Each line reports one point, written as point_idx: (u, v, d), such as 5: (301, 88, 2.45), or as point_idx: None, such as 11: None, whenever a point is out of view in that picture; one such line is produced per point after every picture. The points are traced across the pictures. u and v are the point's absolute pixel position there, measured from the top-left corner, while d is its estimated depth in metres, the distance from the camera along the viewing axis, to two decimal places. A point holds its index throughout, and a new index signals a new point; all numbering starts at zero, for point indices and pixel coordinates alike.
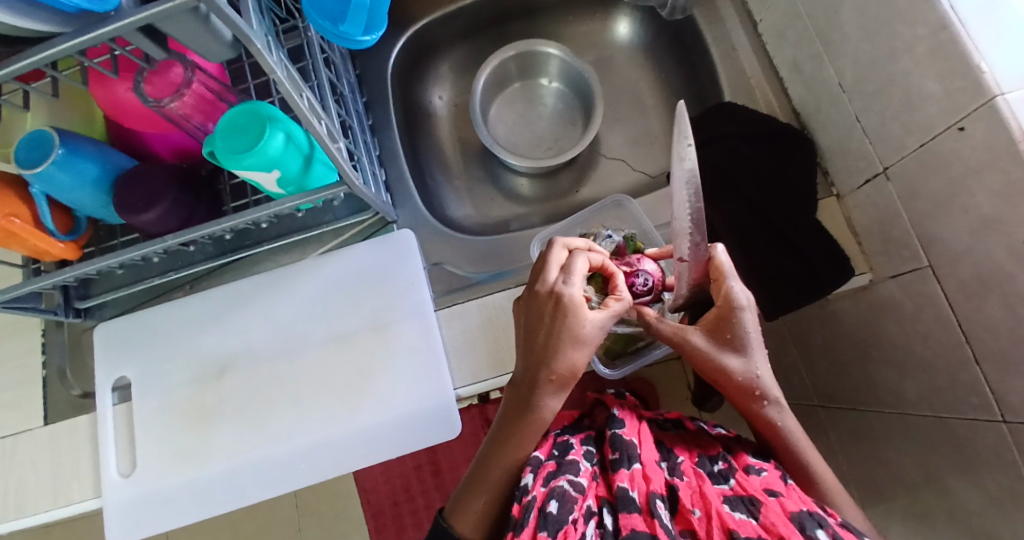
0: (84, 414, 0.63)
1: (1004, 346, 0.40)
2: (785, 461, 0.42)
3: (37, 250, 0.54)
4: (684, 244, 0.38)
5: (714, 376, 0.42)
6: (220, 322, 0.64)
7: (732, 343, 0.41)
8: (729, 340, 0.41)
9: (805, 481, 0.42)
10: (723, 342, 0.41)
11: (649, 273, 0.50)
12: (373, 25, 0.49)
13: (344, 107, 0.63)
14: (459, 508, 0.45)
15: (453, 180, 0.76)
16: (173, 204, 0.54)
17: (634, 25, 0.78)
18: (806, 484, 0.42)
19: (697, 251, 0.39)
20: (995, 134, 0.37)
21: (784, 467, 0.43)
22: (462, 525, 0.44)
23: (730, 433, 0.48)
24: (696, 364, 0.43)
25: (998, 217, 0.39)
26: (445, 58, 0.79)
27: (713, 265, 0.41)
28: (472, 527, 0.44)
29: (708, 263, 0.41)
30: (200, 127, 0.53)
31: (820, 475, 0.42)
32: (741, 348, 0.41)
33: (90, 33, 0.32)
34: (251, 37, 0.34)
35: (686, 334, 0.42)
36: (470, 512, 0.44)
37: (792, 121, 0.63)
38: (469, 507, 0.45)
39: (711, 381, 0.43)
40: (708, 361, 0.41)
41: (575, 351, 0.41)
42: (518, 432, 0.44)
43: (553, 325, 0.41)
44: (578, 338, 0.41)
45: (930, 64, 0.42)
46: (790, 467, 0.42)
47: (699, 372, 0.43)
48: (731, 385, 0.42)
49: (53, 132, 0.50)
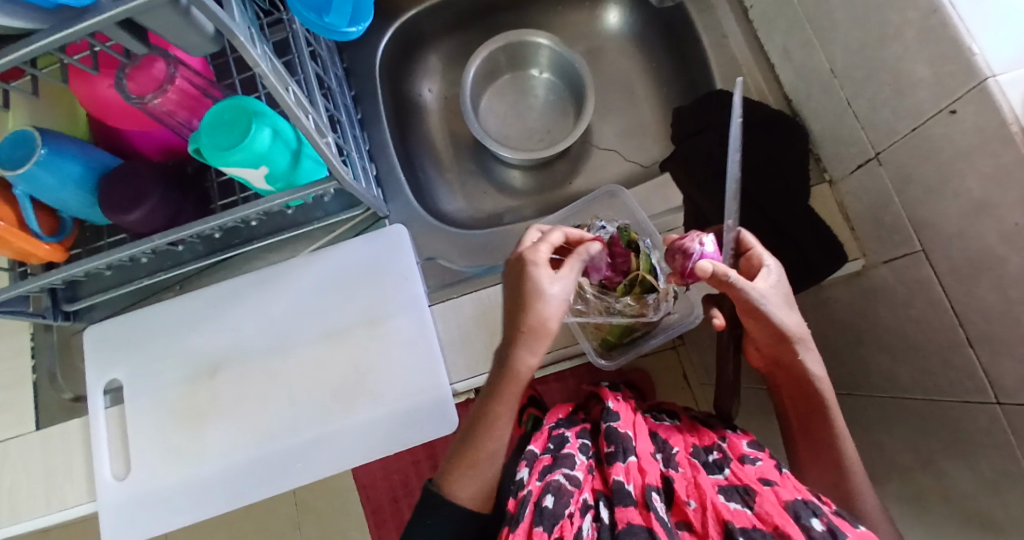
0: (75, 417, 0.62)
1: (996, 329, 0.40)
2: (813, 430, 0.45)
3: (21, 252, 0.52)
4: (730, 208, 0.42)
5: (778, 334, 0.43)
6: (210, 321, 0.63)
7: (786, 300, 0.43)
8: (785, 298, 0.43)
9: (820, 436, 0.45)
10: (781, 298, 0.43)
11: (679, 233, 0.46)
12: (358, 17, 0.48)
13: (331, 100, 0.62)
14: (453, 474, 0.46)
15: (445, 174, 0.76)
16: (160, 202, 0.53)
17: (624, 14, 0.77)
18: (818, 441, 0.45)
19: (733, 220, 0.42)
20: (985, 116, 0.37)
21: (806, 423, 0.45)
22: (460, 492, 0.45)
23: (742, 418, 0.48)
24: (760, 322, 0.42)
25: (988, 200, 0.39)
26: (434, 50, 0.78)
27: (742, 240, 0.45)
28: (472, 492, 0.45)
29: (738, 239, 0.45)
30: (185, 124, 0.53)
31: (842, 446, 0.44)
32: (793, 307, 0.43)
33: (66, 29, 0.31)
34: (234, 30, 0.33)
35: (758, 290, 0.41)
36: (462, 472, 0.46)
37: (784, 108, 0.63)
38: (464, 474, 0.45)
39: (773, 341, 0.44)
40: (775, 321, 0.42)
41: (536, 302, 0.42)
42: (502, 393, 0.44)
43: (522, 286, 0.43)
44: (535, 290, 0.42)
45: (920, 48, 0.42)
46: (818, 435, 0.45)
47: (763, 334, 0.44)
48: (785, 343, 0.44)
49: (35, 132, 0.49)
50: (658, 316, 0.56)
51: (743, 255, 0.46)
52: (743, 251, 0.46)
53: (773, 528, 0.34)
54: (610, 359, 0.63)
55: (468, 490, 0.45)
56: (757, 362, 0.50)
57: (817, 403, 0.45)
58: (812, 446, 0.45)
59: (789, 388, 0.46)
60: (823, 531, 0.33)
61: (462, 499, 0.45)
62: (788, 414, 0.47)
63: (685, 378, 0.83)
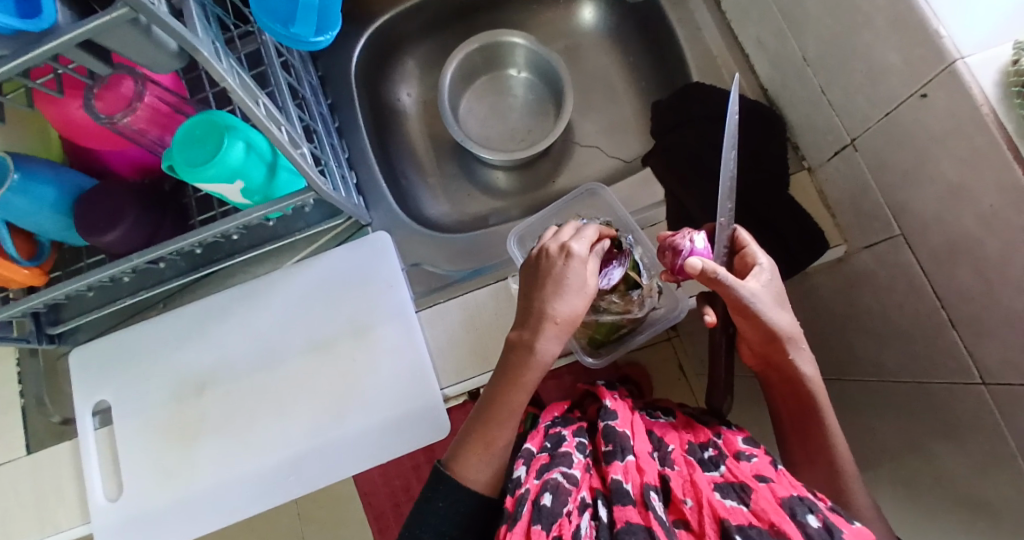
0: (65, 441, 0.61)
1: (977, 311, 0.40)
2: (807, 428, 0.45)
3: (0, 278, 0.52)
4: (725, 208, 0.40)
5: (768, 335, 0.42)
6: (195, 338, 0.63)
7: (778, 301, 0.43)
8: (776, 299, 0.42)
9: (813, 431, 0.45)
10: (773, 299, 0.42)
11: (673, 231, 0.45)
12: (325, 25, 0.48)
13: (307, 110, 0.61)
14: (463, 455, 0.46)
15: (427, 179, 0.76)
16: (136, 222, 0.52)
17: (599, 10, 0.77)
18: (810, 434, 0.45)
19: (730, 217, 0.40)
20: (956, 100, 0.37)
21: (799, 421, 0.45)
22: (469, 474, 0.45)
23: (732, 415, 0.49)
24: (750, 322, 0.42)
25: (963, 182, 0.39)
26: (411, 54, 0.78)
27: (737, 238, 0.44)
28: (481, 475, 0.45)
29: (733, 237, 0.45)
30: (158, 141, 0.52)
31: (835, 444, 0.44)
32: (784, 307, 0.43)
33: (27, 53, 0.31)
34: (198, 46, 0.33)
35: (750, 290, 0.40)
36: (474, 456, 0.46)
37: (761, 98, 0.63)
38: (475, 455, 0.46)
39: (763, 341, 0.43)
40: (766, 322, 0.41)
41: (562, 292, 0.43)
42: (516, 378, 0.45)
43: (558, 277, 0.44)
44: (561, 281, 0.44)
45: (889, 33, 0.42)
46: (811, 433, 0.45)
47: (753, 334, 0.43)
48: (774, 344, 0.43)
49: (6, 157, 0.49)
50: (643, 312, 0.56)
51: (738, 254, 0.45)
52: (738, 250, 0.45)
53: (770, 526, 0.34)
54: (597, 357, 0.62)
55: (478, 473, 0.45)
56: (749, 361, 0.49)
57: (808, 402, 0.45)
58: (805, 444, 0.45)
59: (781, 387, 0.46)
60: (819, 528, 0.33)
61: (473, 482, 0.45)
62: (781, 412, 0.47)
63: (681, 368, 0.83)
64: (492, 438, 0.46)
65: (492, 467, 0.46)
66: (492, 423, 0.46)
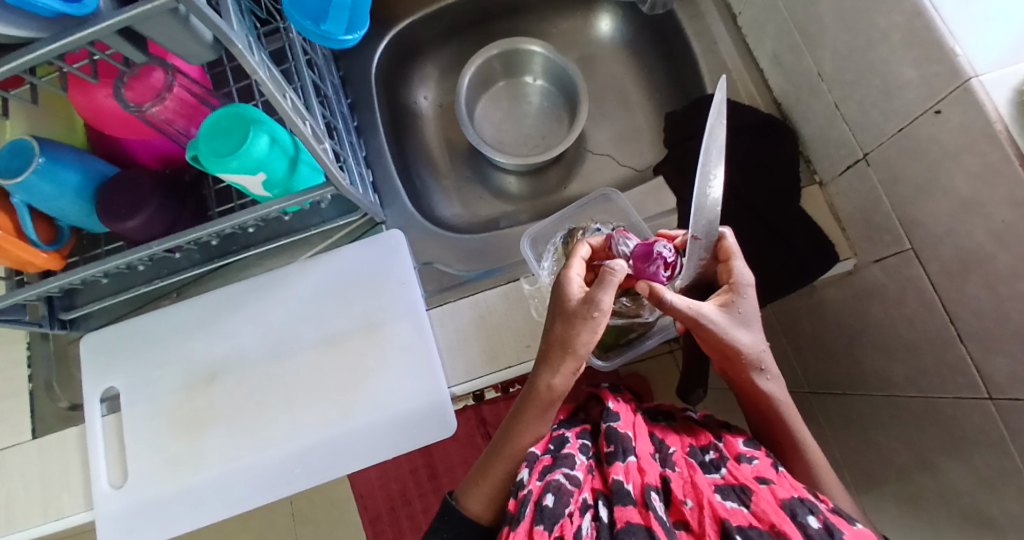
0: (73, 426, 0.62)
1: (987, 325, 0.41)
2: (775, 437, 0.45)
3: (19, 261, 0.53)
4: (698, 227, 0.41)
5: (725, 352, 0.42)
6: (208, 328, 0.63)
7: (740, 319, 0.42)
8: (748, 321, 0.42)
9: (794, 453, 0.44)
10: (735, 320, 0.42)
11: (665, 245, 0.46)
12: (355, 24, 0.49)
13: (329, 107, 0.63)
14: (471, 486, 0.47)
15: (441, 180, 0.76)
16: (156, 211, 0.53)
17: (617, 21, 0.78)
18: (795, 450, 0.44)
19: (707, 234, 0.42)
20: (970, 116, 0.38)
21: (776, 441, 0.45)
22: (472, 504, 0.46)
23: (700, 416, 0.50)
24: (705, 340, 0.42)
25: (975, 198, 0.39)
26: (430, 58, 0.79)
27: (721, 245, 0.44)
28: (483, 506, 0.46)
29: (717, 244, 0.44)
30: (184, 132, 0.53)
31: (806, 448, 0.44)
32: (748, 326, 0.42)
33: (68, 37, 0.32)
34: (232, 37, 0.34)
35: (706, 310, 0.40)
36: (477, 490, 0.47)
37: (775, 111, 0.64)
38: (480, 486, 0.47)
39: (719, 357, 0.43)
40: (721, 338, 0.41)
41: (569, 324, 0.41)
42: (527, 413, 0.46)
43: (554, 302, 0.43)
44: (569, 313, 0.41)
45: (906, 50, 0.43)
46: (784, 443, 0.44)
47: (709, 350, 0.43)
48: (735, 362, 0.43)
49: (33, 141, 0.50)
50: (653, 317, 0.57)
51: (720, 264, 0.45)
52: (722, 258, 0.44)
53: (770, 527, 0.34)
54: (606, 359, 0.64)
55: (482, 505, 0.46)
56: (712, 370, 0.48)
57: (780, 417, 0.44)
58: (780, 453, 0.45)
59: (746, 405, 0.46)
60: (820, 529, 0.33)
61: (474, 510, 0.46)
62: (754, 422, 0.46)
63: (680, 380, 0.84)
64: (491, 471, 0.47)
65: (498, 497, 0.46)
66: (497, 457, 0.47)
